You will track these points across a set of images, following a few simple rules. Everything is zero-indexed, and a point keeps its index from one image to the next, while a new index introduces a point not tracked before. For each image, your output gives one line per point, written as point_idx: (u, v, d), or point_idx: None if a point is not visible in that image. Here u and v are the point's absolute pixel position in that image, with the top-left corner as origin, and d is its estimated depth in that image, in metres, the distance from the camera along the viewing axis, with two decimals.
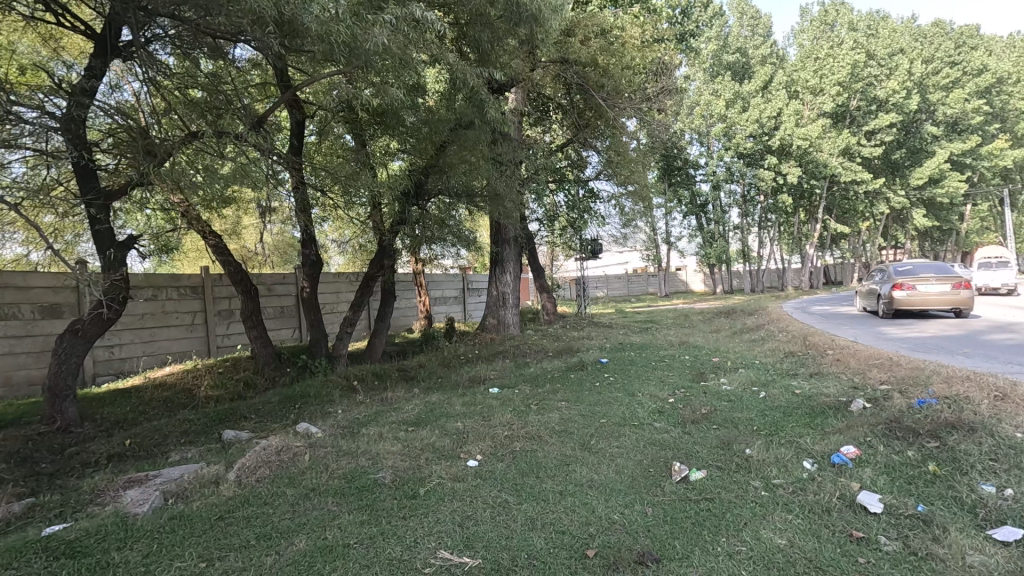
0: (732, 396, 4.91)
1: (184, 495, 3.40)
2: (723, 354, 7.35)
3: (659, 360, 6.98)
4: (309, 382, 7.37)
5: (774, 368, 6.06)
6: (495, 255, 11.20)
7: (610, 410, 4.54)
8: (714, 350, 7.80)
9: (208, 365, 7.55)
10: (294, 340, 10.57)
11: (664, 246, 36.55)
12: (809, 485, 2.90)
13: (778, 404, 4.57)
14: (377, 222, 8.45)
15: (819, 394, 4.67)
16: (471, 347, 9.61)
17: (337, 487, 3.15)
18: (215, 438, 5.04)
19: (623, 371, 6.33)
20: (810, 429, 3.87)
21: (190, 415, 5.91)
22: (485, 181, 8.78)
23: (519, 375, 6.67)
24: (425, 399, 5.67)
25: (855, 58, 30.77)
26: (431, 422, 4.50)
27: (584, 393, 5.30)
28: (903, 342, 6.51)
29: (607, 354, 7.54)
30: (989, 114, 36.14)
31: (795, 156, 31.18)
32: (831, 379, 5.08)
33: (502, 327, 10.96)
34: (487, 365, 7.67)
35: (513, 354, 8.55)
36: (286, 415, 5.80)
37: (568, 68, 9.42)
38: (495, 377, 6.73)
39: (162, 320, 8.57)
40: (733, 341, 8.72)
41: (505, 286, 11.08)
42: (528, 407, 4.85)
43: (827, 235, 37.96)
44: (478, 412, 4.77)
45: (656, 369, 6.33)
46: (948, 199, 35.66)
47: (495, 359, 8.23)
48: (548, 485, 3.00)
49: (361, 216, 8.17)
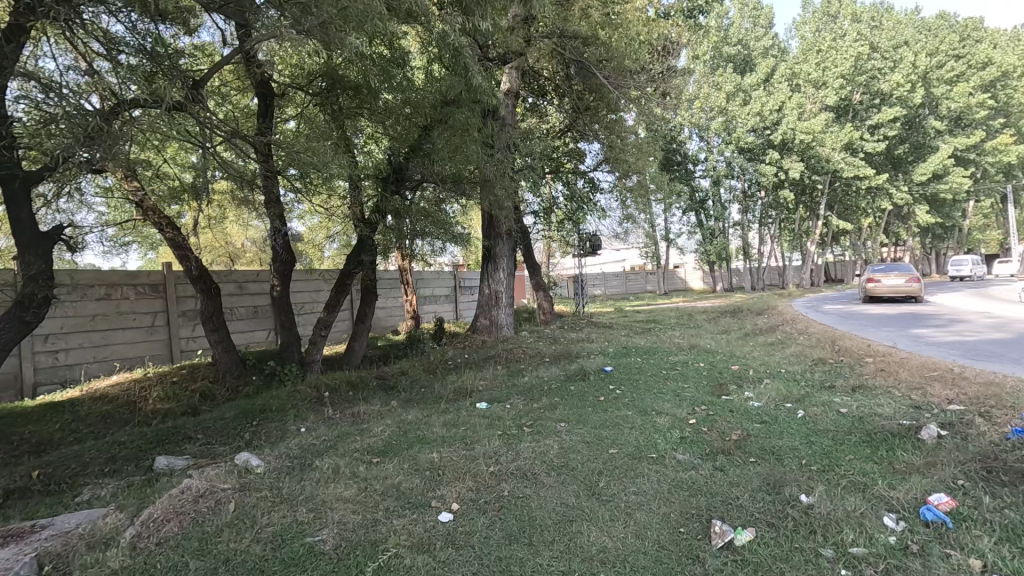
0: (766, 418, 4.09)
1: (64, 560, 2.57)
2: (741, 360, 6.53)
3: (671, 368, 6.17)
4: (275, 392, 6.53)
5: (806, 379, 5.24)
6: (487, 251, 10.35)
7: (620, 437, 3.71)
8: (730, 355, 6.98)
9: (162, 374, 6.67)
10: (268, 343, 9.68)
11: (663, 243, 35.75)
12: (906, 565, 2.09)
13: (825, 428, 3.75)
14: (356, 212, 7.62)
15: (873, 416, 3.84)
16: (461, 351, 8.79)
17: (259, 560, 2.33)
18: (144, 466, 4.20)
19: (632, 382, 5.49)
20: (877, 465, 3.06)
21: (127, 435, 5.06)
22: (476, 168, 7.95)
23: (511, 386, 5.83)
24: (400, 419, 4.82)
25: (859, 50, 29.99)
26: (400, 452, 3.67)
27: (587, 412, 4.47)
28: (950, 347, 5.70)
29: (610, 360, 6.72)
30: (993, 108, 35.51)
31: (797, 151, 30.41)
32: (880, 395, 4.25)
33: (495, 329, 10.10)
34: (476, 373, 6.84)
35: (505, 359, 7.74)
36: (238, 435, 4.96)
37: (567, 44, 8.60)
38: (484, 387, 5.90)
39: (117, 322, 7.69)
40: (748, 345, 7.92)
41: (499, 283, 10.23)
42: (520, 431, 4.02)
43: (829, 232, 37.22)
44: (459, 439, 3.92)
45: (668, 380, 5.51)
46: (952, 195, 34.98)
47: (486, 366, 7.41)
48: (545, 563, 2.18)
49: (337, 204, 7.33)
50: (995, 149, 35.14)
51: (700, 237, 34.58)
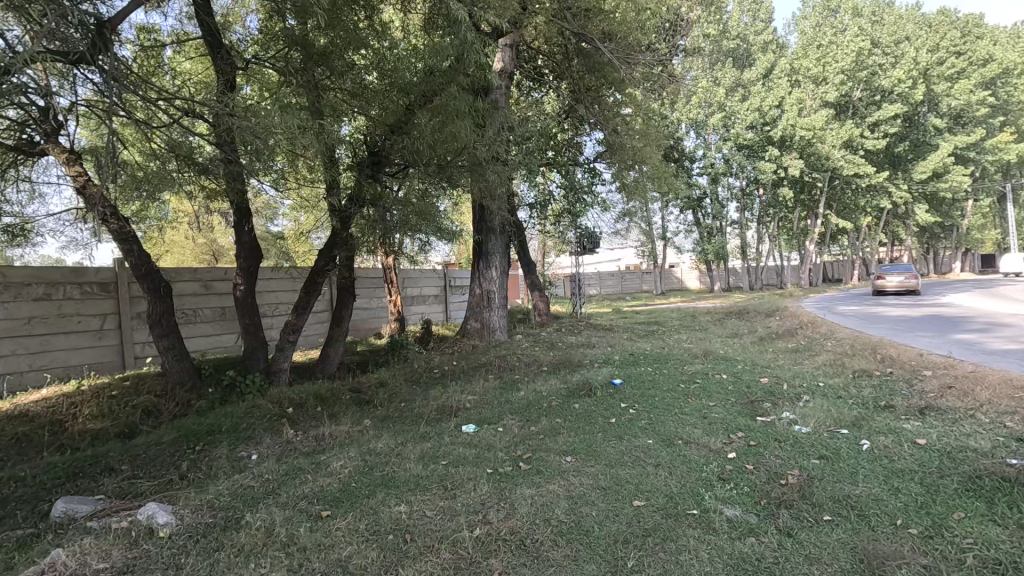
0: (823, 450, 3.27)
1: None
2: (767, 370, 5.73)
3: (689, 380, 5.35)
4: (230, 407, 5.64)
5: (852, 395, 4.44)
6: (479, 247, 9.48)
7: (647, 481, 2.88)
8: (752, 364, 6.17)
9: (99, 387, 5.71)
10: (236, 348, 8.73)
11: (660, 242, 35.06)
12: None
13: (906, 467, 2.93)
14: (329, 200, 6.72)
15: (963, 451, 3.03)
16: (449, 358, 7.95)
17: None
18: (38, 513, 3.31)
19: (647, 400, 4.65)
20: (1003, 532, 2.25)
21: (37, 466, 4.15)
22: (465, 153, 7.11)
23: (505, 403, 4.98)
24: (369, 447, 3.96)
25: (861, 45, 29.42)
26: (360, 503, 2.83)
27: (598, 441, 3.63)
28: (1016, 355, 4.93)
29: (618, 370, 5.90)
30: (994, 106, 35.02)
31: (797, 148, 29.78)
32: (961, 422, 3.45)
33: (487, 332, 9.23)
34: (465, 385, 6.00)
35: (499, 368, 6.90)
36: (170, 468, 4.06)
37: (569, 16, 7.81)
38: (474, 404, 5.06)
39: (58, 326, 6.54)
40: (769, 351, 7.13)
41: (491, 283, 9.36)
42: (517, 469, 3.19)
43: (827, 231, 36.65)
44: (438, 481, 3.07)
45: (689, 397, 4.69)
46: (951, 194, 34.54)
47: (476, 376, 6.57)
48: None
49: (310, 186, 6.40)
50: (994, 148, 34.75)
51: (697, 235, 33.89)
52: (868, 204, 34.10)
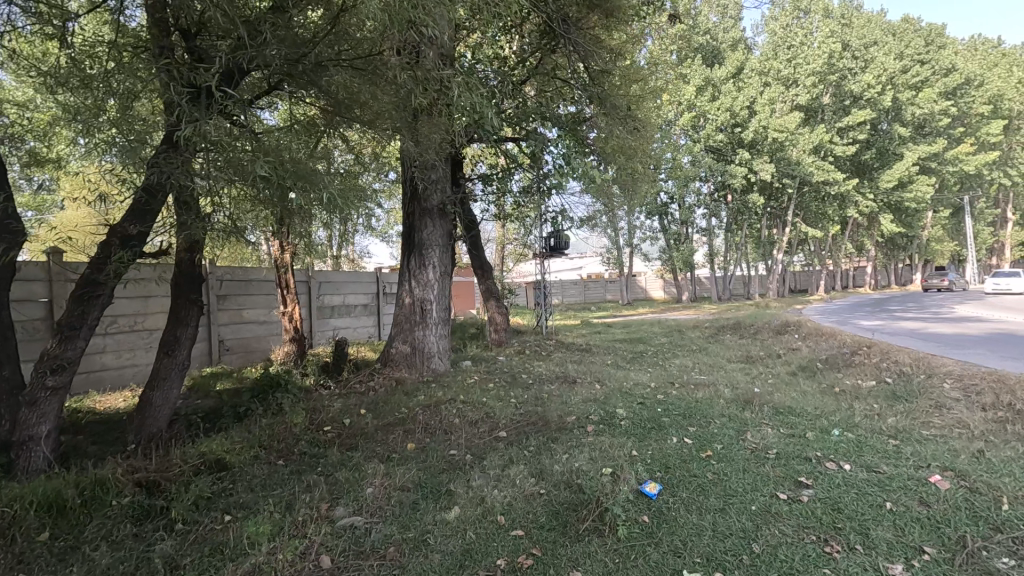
0: None
1: None
2: (896, 445, 3.24)
3: (777, 474, 2.76)
4: None
5: None
6: (409, 236, 6.69)
7: None
8: (851, 428, 3.67)
9: None
10: None
11: (624, 249, 32.88)
12: None
13: None
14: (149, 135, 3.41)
15: None
16: (353, 405, 5.12)
17: None
18: None
19: (738, 559, 2.02)
20: None
21: None
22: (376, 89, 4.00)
23: (413, 549, 2.28)
24: None
25: (833, 48, 28.23)
26: None
27: None
28: None
29: (633, 447, 3.26)
30: (954, 117, 34.74)
31: (767, 151, 28.35)
32: None
33: (422, 360, 6.45)
34: (351, 481, 3.23)
35: (425, 430, 4.16)
36: None
37: None
38: (349, 549, 2.31)
39: None
40: (847, 396, 4.68)
41: (425, 289, 6.54)
42: None
43: (794, 240, 35.60)
44: None
45: (822, 541, 2.12)
46: (915, 205, 33.97)
47: (384, 451, 3.82)
48: None
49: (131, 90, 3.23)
50: (955, 159, 34.40)
51: (665, 242, 32.06)
52: (835, 213, 33.06)
